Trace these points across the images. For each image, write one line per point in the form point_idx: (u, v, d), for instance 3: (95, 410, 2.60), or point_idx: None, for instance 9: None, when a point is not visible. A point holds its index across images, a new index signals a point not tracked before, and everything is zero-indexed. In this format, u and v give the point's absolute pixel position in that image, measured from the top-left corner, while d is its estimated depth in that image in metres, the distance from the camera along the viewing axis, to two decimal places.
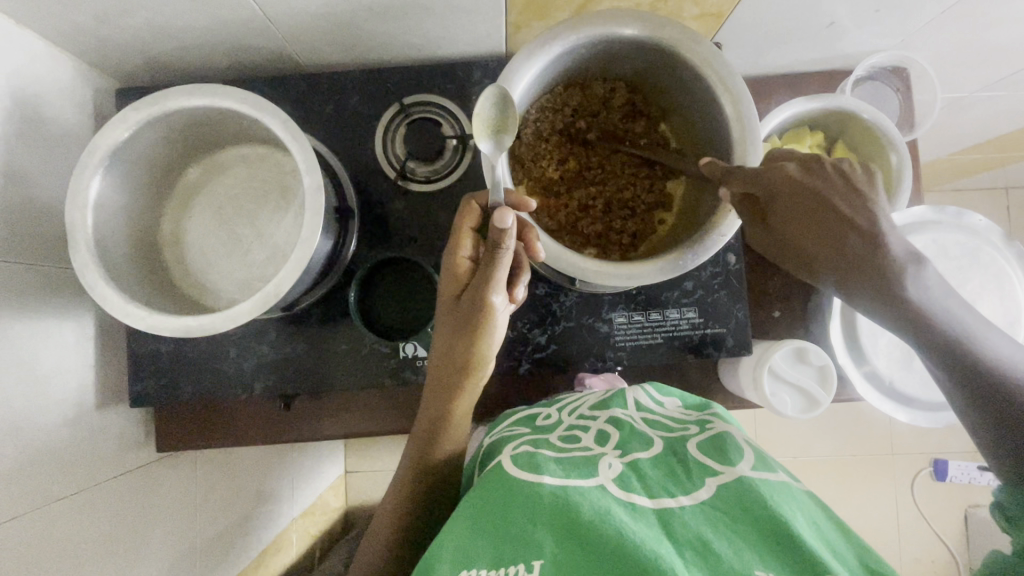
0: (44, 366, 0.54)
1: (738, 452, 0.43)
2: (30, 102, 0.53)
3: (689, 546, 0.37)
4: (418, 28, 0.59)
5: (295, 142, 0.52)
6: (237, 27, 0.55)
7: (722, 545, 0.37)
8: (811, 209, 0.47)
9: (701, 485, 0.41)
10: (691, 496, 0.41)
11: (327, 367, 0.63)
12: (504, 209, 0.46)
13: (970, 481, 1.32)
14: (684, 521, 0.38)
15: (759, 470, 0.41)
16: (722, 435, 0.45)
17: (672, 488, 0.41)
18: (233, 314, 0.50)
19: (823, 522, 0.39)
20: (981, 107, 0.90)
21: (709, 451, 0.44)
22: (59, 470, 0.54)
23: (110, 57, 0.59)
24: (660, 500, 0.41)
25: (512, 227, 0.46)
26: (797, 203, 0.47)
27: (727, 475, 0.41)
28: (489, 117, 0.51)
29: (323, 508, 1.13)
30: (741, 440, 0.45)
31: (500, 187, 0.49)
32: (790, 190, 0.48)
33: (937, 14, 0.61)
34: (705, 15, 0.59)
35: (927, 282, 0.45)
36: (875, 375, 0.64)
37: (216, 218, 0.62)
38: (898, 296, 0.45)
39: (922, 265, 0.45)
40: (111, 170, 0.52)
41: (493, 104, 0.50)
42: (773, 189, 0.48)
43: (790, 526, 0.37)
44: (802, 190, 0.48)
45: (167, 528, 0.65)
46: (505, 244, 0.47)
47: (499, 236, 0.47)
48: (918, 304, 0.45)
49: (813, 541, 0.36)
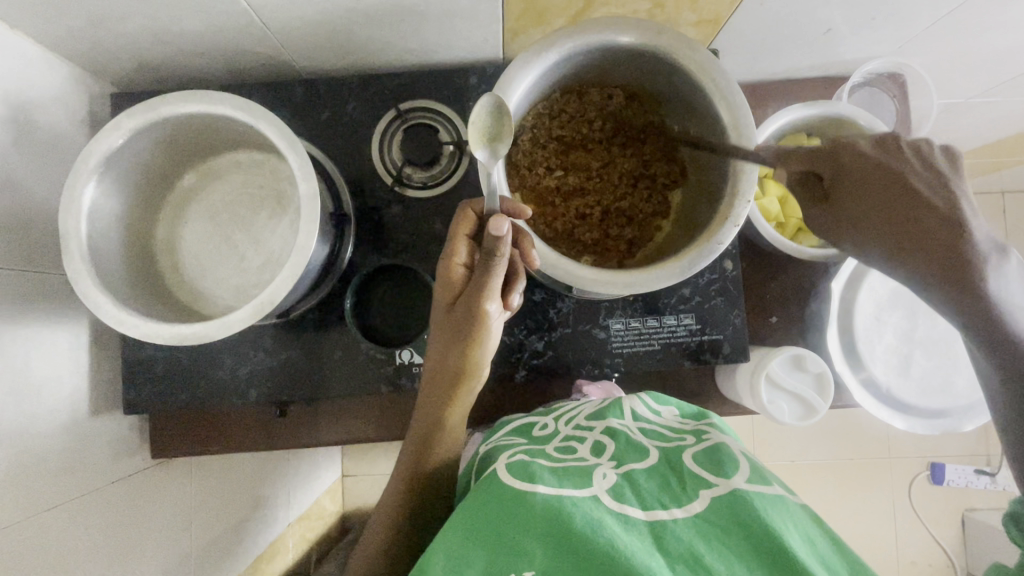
0: (38, 374, 0.54)
1: (733, 465, 0.43)
2: (23, 108, 0.52)
3: (680, 560, 0.37)
4: (415, 34, 0.59)
5: (291, 150, 0.51)
6: (233, 32, 0.55)
7: (714, 560, 0.37)
8: (875, 186, 0.46)
9: (695, 498, 0.41)
10: (684, 508, 0.40)
11: (323, 373, 0.63)
12: (500, 217, 0.45)
13: (965, 484, 1.32)
14: (677, 534, 0.38)
15: (754, 483, 0.41)
16: (718, 447, 0.45)
17: (666, 500, 0.41)
18: (227, 322, 0.50)
19: (816, 535, 0.39)
20: (978, 111, 0.90)
21: (704, 463, 0.44)
22: (53, 477, 0.53)
23: (105, 62, 0.59)
24: (653, 512, 0.40)
25: (509, 233, 0.46)
26: (869, 186, 0.46)
27: (721, 488, 0.41)
28: (484, 125, 0.49)
29: (320, 513, 1.13)
30: (737, 452, 0.45)
31: (495, 195, 0.48)
32: (866, 171, 0.47)
33: (933, 21, 0.61)
34: (702, 21, 0.59)
35: (1009, 274, 0.43)
36: (873, 382, 0.63)
37: (211, 225, 0.61)
38: (970, 285, 0.43)
39: (1006, 253, 0.44)
40: (105, 176, 0.52)
41: (488, 112, 0.49)
42: (842, 166, 0.48)
43: (783, 541, 0.37)
44: (879, 175, 0.46)
45: (162, 535, 0.65)
46: (500, 252, 0.47)
47: (494, 244, 0.46)
48: (995, 299, 0.43)
49: (805, 556, 0.36)
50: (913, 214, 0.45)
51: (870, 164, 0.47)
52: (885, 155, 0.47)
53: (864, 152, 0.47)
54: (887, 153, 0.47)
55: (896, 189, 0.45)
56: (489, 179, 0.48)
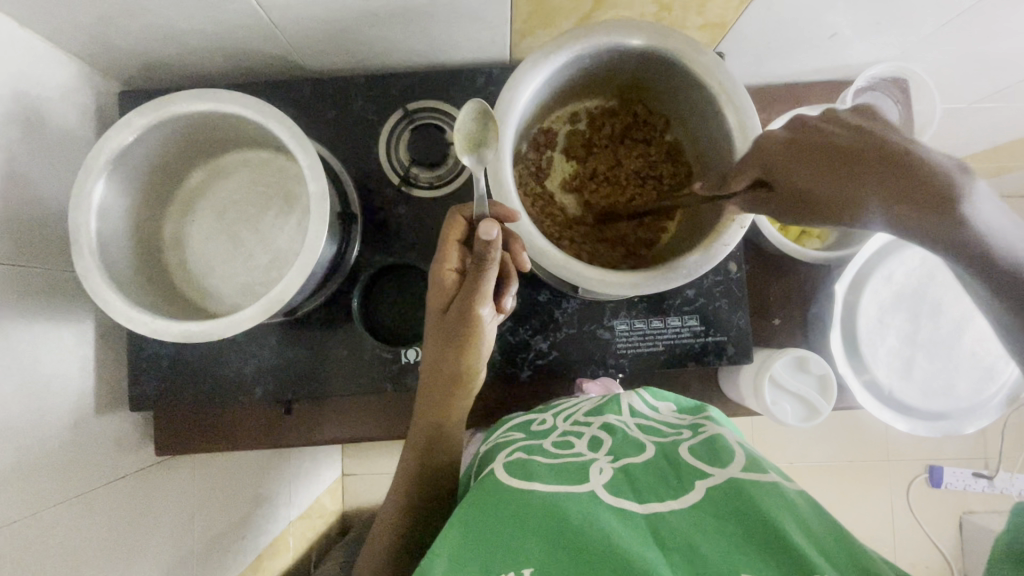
0: (45, 370, 0.54)
1: (728, 453, 0.43)
2: (32, 105, 0.53)
3: (676, 550, 0.37)
4: (423, 35, 0.59)
5: (300, 149, 0.52)
6: (242, 31, 0.55)
7: (710, 548, 0.36)
8: (815, 158, 0.44)
9: (690, 489, 0.41)
10: (680, 500, 0.41)
11: (328, 372, 0.63)
12: (490, 221, 0.46)
13: (964, 487, 1.32)
14: (673, 525, 0.38)
15: (749, 471, 0.41)
16: (713, 438, 0.45)
17: (662, 493, 0.42)
18: (235, 320, 0.50)
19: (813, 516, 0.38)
20: (979, 117, 0.90)
21: (700, 454, 0.44)
22: (59, 473, 0.53)
23: (114, 60, 0.59)
24: (650, 505, 0.41)
25: (498, 238, 0.46)
26: (803, 158, 0.44)
27: (716, 477, 0.41)
28: (466, 133, 0.51)
29: (321, 512, 1.13)
30: (733, 441, 0.45)
31: (484, 199, 0.48)
32: (792, 147, 0.45)
33: (937, 26, 0.62)
34: (709, 24, 0.60)
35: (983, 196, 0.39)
36: (875, 384, 0.63)
37: (218, 223, 0.61)
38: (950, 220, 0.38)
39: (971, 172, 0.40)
40: (115, 174, 0.52)
41: (472, 121, 0.51)
42: (768, 160, 0.46)
43: (777, 526, 0.36)
44: (805, 149, 0.45)
45: (165, 531, 0.65)
46: (490, 257, 0.47)
47: (484, 249, 0.47)
48: (975, 226, 0.38)
49: (801, 539, 0.36)
50: (862, 159, 0.42)
51: (793, 145, 0.45)
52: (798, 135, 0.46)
53: (783, 139, 0.46)
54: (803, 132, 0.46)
55: (830, 151, 0.43)
56: (476, 178, 0.48)
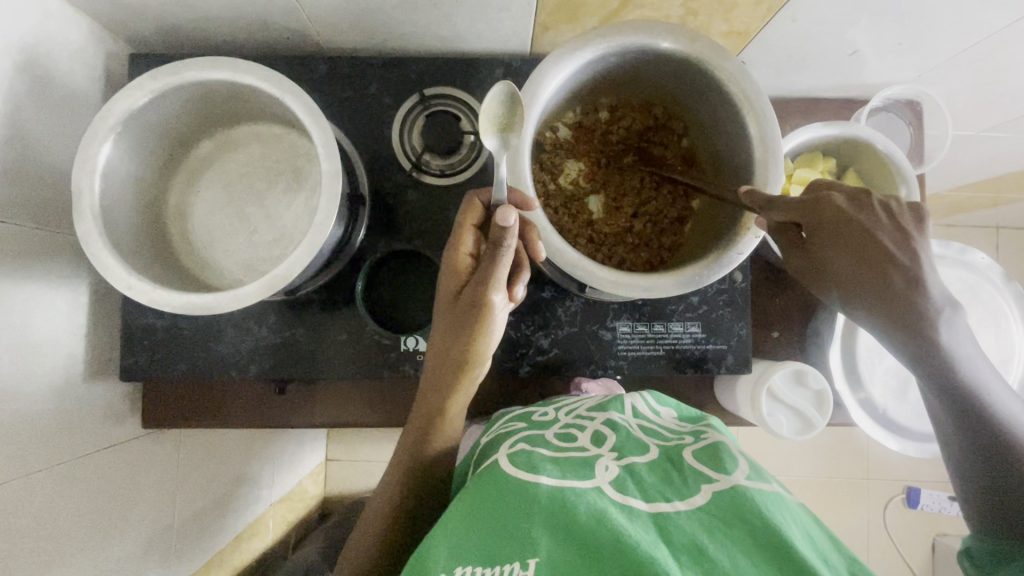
0: (37, 334, 0.53)
1: (733, 460, 0.43)
2: (40, 60, 0.51)
3: (684, 551, 0.36)
4: (445, 20, 0.58)
5: (316, 127, 0.51)
6: (263, 2, 0.54)
7: (718, 551, 0.36)
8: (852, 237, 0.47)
9: (696, 491, 0.41)
10: (686, 501, 0.40)
11: (324, 354, 0.63)
12: (506, 207, 0.45)
13: (940, 509, 1.35)
14: (679, 525, 0.38)
15: (753, 479, 0.41)
16: (715, 444, 0.45)
17: (668, 492, 0.41)
18: (237, 295, 0.49)
19: (818, 536, 0.38)
20: (984, 146, 0.92)
21: (703, 458, 0.44)
22: (45, 439, 0.52)
23: (128, 22, 0.57)
24: (655, 504, 0.40)
25: (514, 225, 0.46)
26: (842, 236, 0.47)
27: (722, 482, 0.41)
28: (494, 116, 0.50)
29: (302, 495, 1.12)
30: (735, 450, 0.44)
31: (503, 184, 0.47)
32: (838, 222, 0.47)
33: (955, 53, 0.62)
34: (732, 32, 0.60)
35: (959, 326, 0.46)
36: (870, 402, 0.65)
37: (223, 195, 0.60)
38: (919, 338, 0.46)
39: (958, 308, 0.47)
40: (122, 137, 0.51)
41: (500, 102, 0.50)
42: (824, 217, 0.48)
43: (785, 537, 0.36)
44: (852, 225, 0.47)
45: (146, 504, 0.64)
46: (506, 242, 0.47)
47: (500, 234, 0.46)
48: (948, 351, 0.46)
49: (807, 553, 0.36)
50: (881, 259, 0.46)
51: (847, 225, 0.47)
52: (854, 208, 0.48)
53: (838, 205, 0.48)
54: (857, 206, 0.48)
55: (867, 244, 0.46)
56: (496, 163, 0.47)
